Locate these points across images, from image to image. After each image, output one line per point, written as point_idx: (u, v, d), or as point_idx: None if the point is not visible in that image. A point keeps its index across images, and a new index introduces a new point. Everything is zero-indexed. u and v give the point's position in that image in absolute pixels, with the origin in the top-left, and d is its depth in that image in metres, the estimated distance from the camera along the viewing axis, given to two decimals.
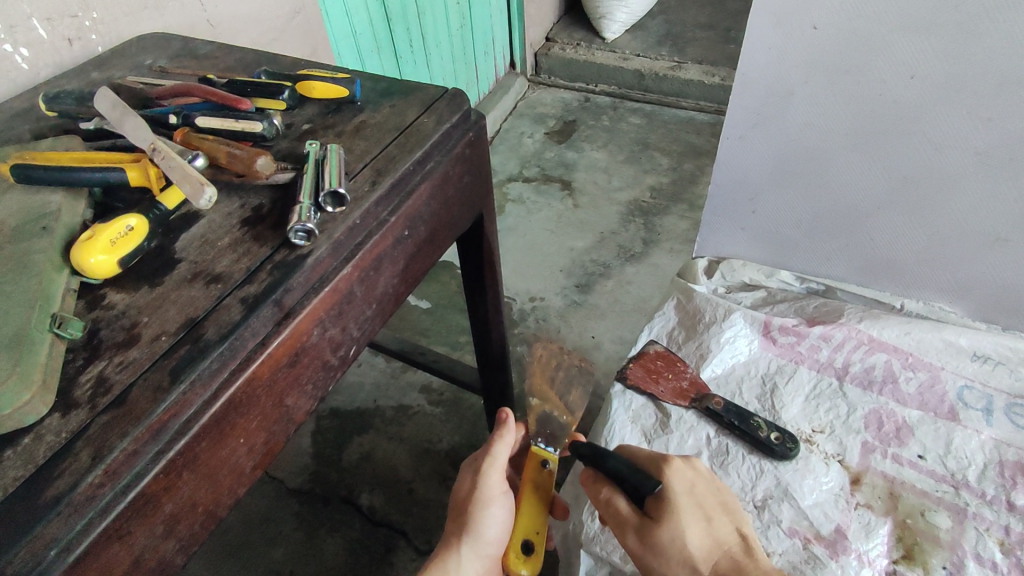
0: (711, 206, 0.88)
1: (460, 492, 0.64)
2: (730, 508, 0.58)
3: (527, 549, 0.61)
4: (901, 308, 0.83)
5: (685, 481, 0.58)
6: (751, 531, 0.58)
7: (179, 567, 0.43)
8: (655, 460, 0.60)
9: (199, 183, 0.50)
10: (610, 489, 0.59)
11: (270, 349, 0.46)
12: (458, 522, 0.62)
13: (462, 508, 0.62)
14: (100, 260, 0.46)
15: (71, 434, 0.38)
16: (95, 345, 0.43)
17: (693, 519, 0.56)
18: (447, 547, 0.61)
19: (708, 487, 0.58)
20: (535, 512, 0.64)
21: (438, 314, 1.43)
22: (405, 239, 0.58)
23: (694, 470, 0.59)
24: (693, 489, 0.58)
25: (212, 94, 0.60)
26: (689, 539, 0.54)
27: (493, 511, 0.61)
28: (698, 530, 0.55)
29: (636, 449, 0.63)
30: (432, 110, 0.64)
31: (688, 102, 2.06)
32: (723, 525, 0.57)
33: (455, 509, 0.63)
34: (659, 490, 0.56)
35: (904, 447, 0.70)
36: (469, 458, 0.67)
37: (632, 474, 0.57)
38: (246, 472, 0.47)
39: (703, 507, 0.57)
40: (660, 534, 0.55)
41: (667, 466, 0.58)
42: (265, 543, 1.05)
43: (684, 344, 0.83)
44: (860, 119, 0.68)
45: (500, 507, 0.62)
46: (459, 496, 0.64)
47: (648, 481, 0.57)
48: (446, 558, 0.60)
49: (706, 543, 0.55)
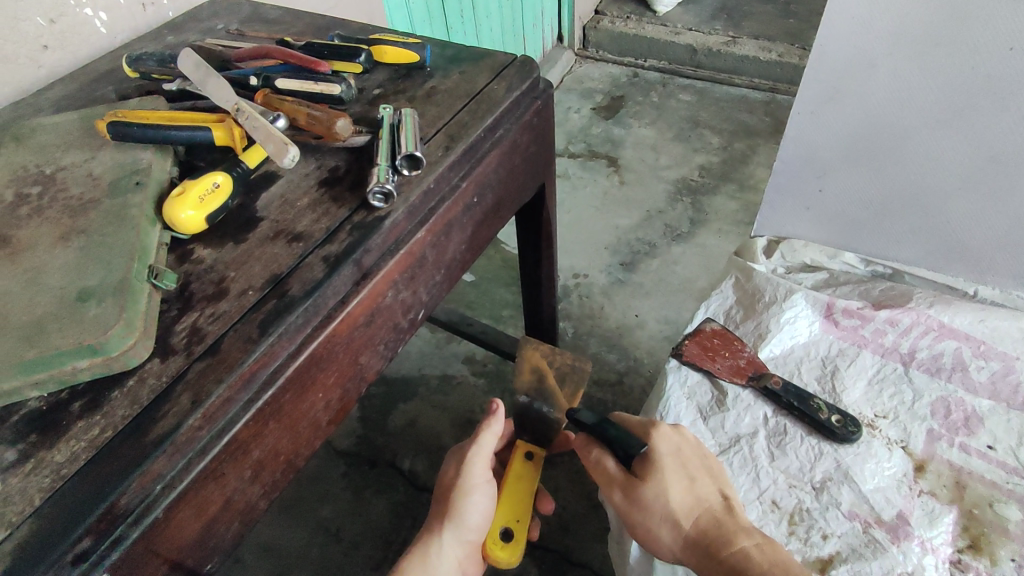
0: (775, 184, 0.85)
1: (445, 479, 0.64)
2: (715, 471, 0.60)
3: (507, 536, 0.63)
4: (975, 295, 0.79)
5: (671, 444, 0.60)
6: (734, 492, 0.60)
7: (261, 511, 0.46)
8: (643, 424, 0.62)
9: (282, 143, 0.51)
10: (598, 451, 0.62)
11: (350, 307, 0.47)
12: (440, 508, 0.62)
13: (446, 494, 0.63)
14: (190, 216, 0.48)
15: (171, 378, 0.40)
16: (187, 297, 0.45)
17: (676, 478, 0.58)
18: (429, 533, 0.61)
19: (694, 450, 0.60)
20: (516, 503, 0.65)
21: (482, 287, 1.43)
22: (474, 206, 0.58)
23: (681, 434, 0.61)
24: (679, 452, 0.60)
25: (291, 56, 0.61)
26: (671, 495, 0.57)
27: (475, 498, 0.61)
28: (681, 489, 0.58)
29: (628, 414, 0.65)
30: (502, 76, 0.63)
31: (741, 78, 1.99)
32: (707, 485, 0.59)
33: (440, 495, 0.64)
34: (645, 452, 0.59)
35: (972, 437, 0.68)
36: (458, 447, 0.68)
37: (622, 438, 0.60)
38: (322, 425, 0.49)
39: (687, 468, 0.59)
40: (643, 491, 0.58)
41: (654, 430, 0.60)
42: (314, 501, 1.09)
43: (741, 324, 0.81)
44: (947, 95, 0.65)
45: (482, 495, 0.62)
46: (444, 482, 0.64)
47: (635, 442, 0.60)
48: (426, 543, 0.61)
49: (688, 501, 0.58)
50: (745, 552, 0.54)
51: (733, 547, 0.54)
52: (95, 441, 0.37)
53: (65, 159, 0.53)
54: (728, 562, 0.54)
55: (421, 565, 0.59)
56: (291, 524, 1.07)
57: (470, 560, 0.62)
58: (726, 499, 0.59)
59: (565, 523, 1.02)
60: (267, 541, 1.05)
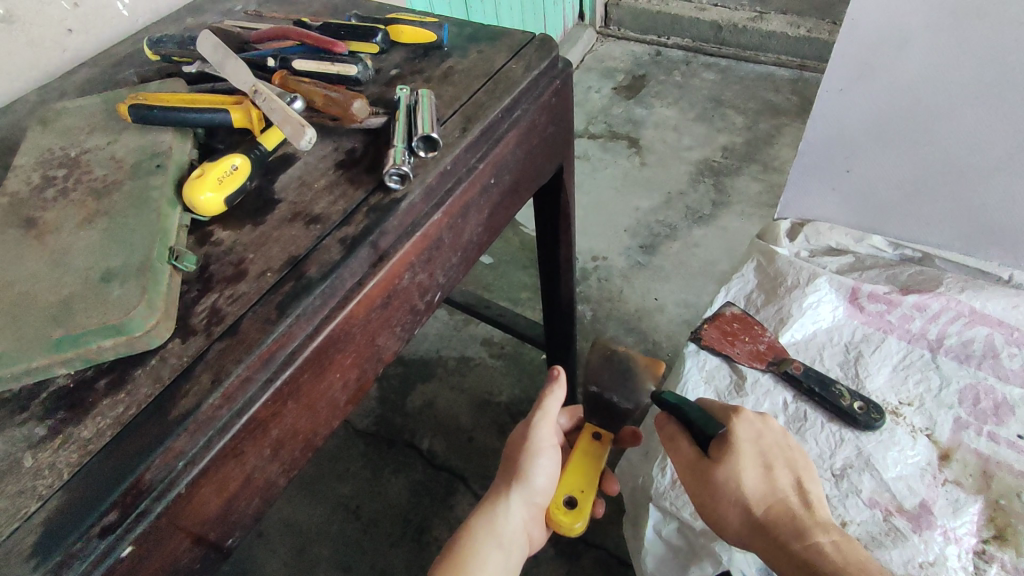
0: (800, 164, 0.83)
1: (513, 444, 0.68)
2: (795, 463, 0.58)
3: (570, 504, 0.65)
4: (1009, 281, 0.76)
5: (752, 430, 0.59)
6: (813, 488, 0.57)
7: (281, 488, 0.46)
8: (725, 409, 0.61)
9: (299, 124, 0.51)
10: (674, 430, 0.61)
11: (367, 289, 0.47)
12: (508, 469, 0.66)
13: (514, 456, 0.67)
14: (209, 197, 0.48)
15: (192, 357, 0.41)
16: (207, 278, 0.46)
17: (752, 464, 0.57)
18: (498, 493, 0.65)
19: (776, 440, 0.59)
20: (581, 474, 0.67)
21: (501, 270, 1.43)
22: (491, 187, 0.58)
23: (764, 423, 0.59)
24: (760, 439, 0.58)
25: (306, 37, 0.61)
26: (745, 481, 0.56)
27: (543, 459, 0.65)
28: (756, 476, 0.57)
29: (711, 398, 0.64)
30: (520, 56, 0.62)
31: (767, 56, 1.93)
32: (784, 476, 0.57)
33: (507, 458, 0.68)
34: (723, 435, 0.58)
35: (1001, 426, 0.66)
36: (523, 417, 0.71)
37: (703, 420, 0.59)
38: (339, 406, 0.50)
39: (765, 457, 0.58)
40: (716, 473, 0.57)
41: (735, 415, 0.59)
42: (334, 479, 1.12)
43: (763, 308, 0.80)
44: (986, 69, 0.63)
45: (549, 458, 0.66)
46: (511, 446, 0.68)
47: (713, 424, 0.59)
48: (497, 502, 0.64)
49: (762, 488, 0.56)
50: (818, 548, 0.52)
51: (806, 540, 0.53)
52: (120, 418, 0.38)
53: (88, 142, 0.54)
54: (800, 555, 0.52)
55: (492, 522, 0.63)
56: (312, 501, 1.09)
57: (534, 520, 0.66)
58: (803, 493, 0.57)
59: None
60: (289, 518, 1.07)
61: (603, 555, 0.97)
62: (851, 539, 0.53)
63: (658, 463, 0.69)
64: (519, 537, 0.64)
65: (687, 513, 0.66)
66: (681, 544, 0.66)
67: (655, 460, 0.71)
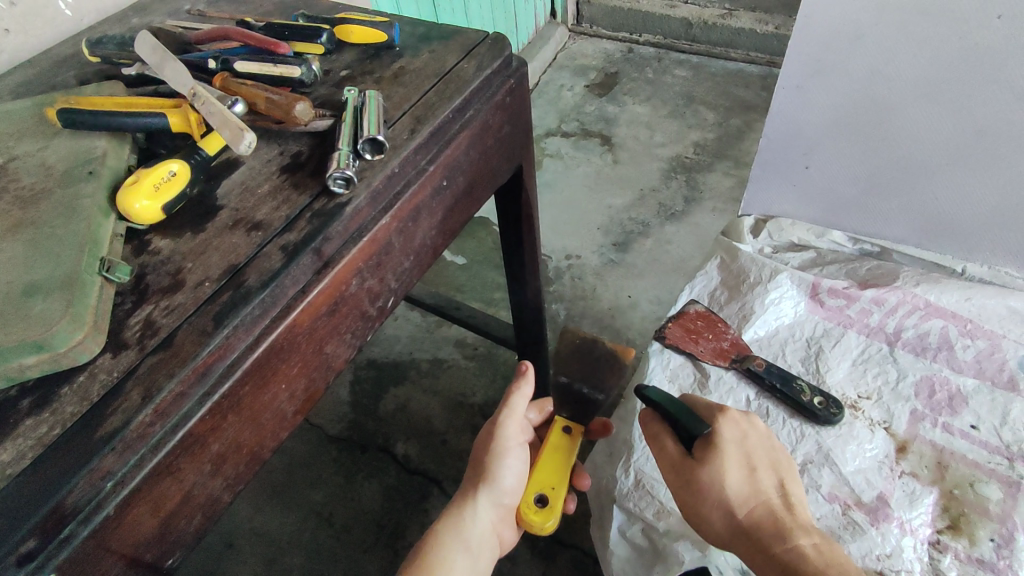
0: (760, 160, 0.83)
1: (479, 442, 0.65)
2: (778, 465, 0.57)
3: (542, 503, 0.63)
4: (962, 273, 0.78)
5: (736, 431, 0.58)
6: (795, 491, 0.57)
7: (225, 504, 0.45)
8: (710, 408, 0.60)
9: (238, 128, 0.50)
10: (659, 428, 0.60)
11: (310, 297, 0.46)
12: (475, 470, 0.63)
13: (480, 456, 0.63)
14: (145, 206, 0.47)
15: (122, 373, 0.40)
16: (142, 289, 0.44)
17: (737, 465, 0.56)
18: (463, 495, 0.62)
19: (759, 441, 0.58)
20: (552, 471, 0.65)
21: (474, 270, 1.42)
22: (443, 189, 0.57)
23: (750, 423, 0.59)
24: (744, 440, 0.57)
25: (249, 38, 0.60)
26: (729, 482, 0.55)
27: (510, 460, 0.63)
28: (740, 477, 0.55)
29: (696, 397, 0.63)
30: (472, 55, 0.61)
31: (737, 52, 1.95)
32: (767, 478, 0.56)
33: (473, 458, 0.64)
34: (708, 434, 0.57)
35: (956, 417, 0.67)
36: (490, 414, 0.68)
37: (688, 417, 0.58)
38: (287, 417, 0.48)
39: (750, 458, 0.56)
40: (700, 473, 0.56)
41: (720, 414, 0.59)
42: (306, 486, 1.10)
43: (726, 305, 0.80)
44: (938, 65, 0.63)
45: (516, 459, 0.63)
46: (477, 446, 0.65)
47: (699, 423, 0.57)
48: (463, 504, 0.61)
49: (746, 490, 0.55)
50: (800, 550, 0.51)
51: (787, 543, 0.52)
52: (43, 439, 0.37)
53: (19, 148, 0.52)
54: (782, 557, 0.51)
55: (457, 525, 0.60)
56: (283, 509, 1.07)
57: (504, 521, 0.63)
58: (785, 495, 0.56)
59: None
60: (259, 527, 1.05)
61: (577, 555, 0.97)
62: (831, 542, 0.53)
63: (622, 464, 0.69)
64: (486, 541, 0.61)
65: (651, 513, 0.66)
66: (645, 545, 0.66)
67: (619, 461, 0.71)
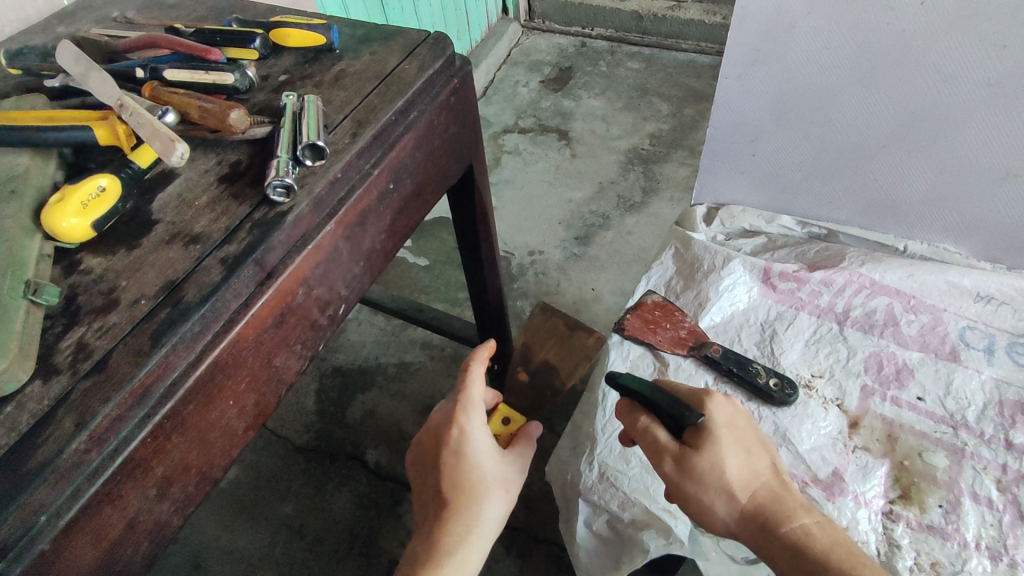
0: (710, 150, 0.84)
1: (478, 463, 0.58)
2: (767, 446, 0.58)
3: None
4: (905, 251, 0.81)
5: (727, 414, 0.57)
6: (783, 470, 0.58)
7: (175, 527, 0.44)
8: (695, 394, 0.59)
9: (169, 139, 0.48)
10: (649, 421, 0.58)
11: (254, 310, 0.45)
12: (478, 496, 0.57)
13: (482, 483, 0.57)
14: (73, 223, 0.45)
15: (54, 401, 0.38)
16: (73, 311, 0.43)
17: (733, 449, 0.56)
18: (464, 525, 0.56)
19: (748, 424, 0.58)
20: None
21: (437, 271, 1.41)
22: (391, 193, 0.56)
23: (734, 405, 0.59)
24: (735, 423, 0.57)
25: (179, 44, 0.58)
26: (729, 467, 0.54)
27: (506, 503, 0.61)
28: (737, 460, 0.55)
29: (675, 385, 0.62)
30: (414, 55, 0.60)
31: (688, 43, 1.97)
32: (761, 459, 0.57)
33: (472, 482, 0.57)
34: (702, 422, 0.56)
35: (903, 390, 0.69)
36: (479, 420, 0.60)
37: (681, 406, 0.56)
38: (238, 434, 0.47)
39: (742, 440, 0.56)
40: (701, 462, 0.54)
41: (708, 399, 0.58)
42: (274, 499, 1.07)
43: (682, 294, 0.81)
44: (866, 53, 0.65)
45: None
46: (475, 467, 0.58)
47: (692, 411, 0.56)
48: (467, 537, 0.55)
49: (744, 473, 0.55)
50: (803, 527, 0.52)
51: (791, 521, 0.53)
52: None
53: None
54: (789, 537, 0.52)
55: (462, 562, 0.55)
56: (251, 525, 1.04)
57: None
58: (777, 474, 0.57)
59: (529, 501, 1.02)
60: (228, 545, 1.03)
61: (553, 549, 0.97)
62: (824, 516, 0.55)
63: (585, 458, 0.70)
64: None
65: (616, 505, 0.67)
66: (611, 536, 0.66)
67: (582, 455, 0.71)
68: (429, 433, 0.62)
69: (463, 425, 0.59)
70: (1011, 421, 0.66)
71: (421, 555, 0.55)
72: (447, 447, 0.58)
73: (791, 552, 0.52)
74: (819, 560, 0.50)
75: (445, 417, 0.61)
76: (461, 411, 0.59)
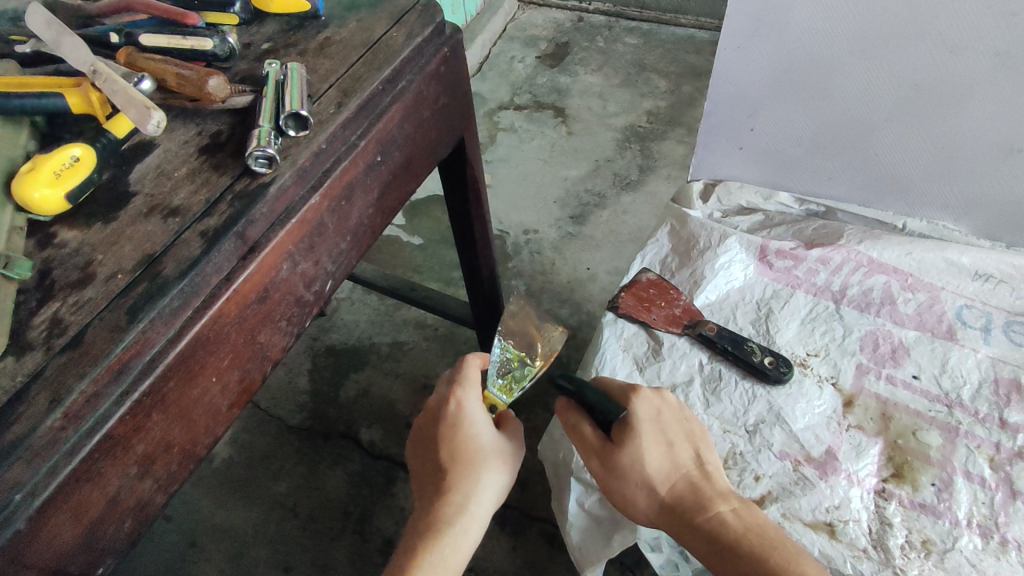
0: (707, 125, 0.82)
1: (474, 435, 0.58)
2: (695, 436, 0.57)
3: None
4: (903, 229, 0.80)
5: (651, 408, 0.57)
6: (713, 459, 0.57)
7: (159, 506, 0.43)
8: (624, 388, 0.59)
9: (144, 107, 0.46)
10: (576, 417, 0.59)
11: (236, 285, 0.43)
12: (475, 465, 0.56)
13: (479, 453, 0.57)
14: (46, 194, 0.43)
15: (27, 376, 0.37)
16: (48, 286, 0.41)
17: (654, 443, 0.55)
18: (463, 494, 0.56)
19: (675, 415, 0.57)
20: None
21: (430, 249, 1.39)
22: (378, 165, 0.54)
23: (662, 398, 0.58)
24: (659, 416, 0.57)
25: (155, 8, 0.56)
26: (647, 462, 0.54)
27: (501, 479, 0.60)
28: (657, 454, 0.55)
29: (610, 379, 0.61)
30: (402, 23, 0.58)
31: (687, 19, 1.93)
32: (685, 451, 0.56)
33: (470, 451, 0.57)
34: (623, 417, 0.56)
35: (899, 368, 0.69)
36: (475, 394, 0.59)
37: (603, 402, 0.56)
38: (222, 411, 0.46)
39: (665, 434, 0.56)
40: (620, 458, 0.55)
41: (634, 394, 0.57)
42: (267, 479, 1.07)
43: (677, 272, 0.80)
44: (870, 23, 0.63)
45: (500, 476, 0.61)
46: (472, 439, 0.57)
47: (614, 407, 0.56)
48: (466, 507, 0.55)
49: (664, 467, 0.55)
50: (721, 518, 0.52)
51: (709, 513, 0.52)
52: None
53: None
54: (705, 529, 0.52)
55: (462, 532, 0.55)
56: (245, 503, 1.04)
57: None
58: (703, 464, 0.56)
59: (522, 480, 1.02)
60: (221, 523, 1.02)
61: (546, 527, 0.97)
62: (749, 503, 0.54)
63: None
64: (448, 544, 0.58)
65: None
66: (604, 514, 0.66)
67: None
68: (427, 410, 0.61)
69: (460, 398, 0.59)
70: (1006, 400, 0.65)
71: (420, 528, 0.55)
72: (444, 418, 0.58)
73: (709, 543, 0.52)
74: (733, 550, 0.50)
75: (442, 393, 0.61)
76: (457, 383, 0.59)
